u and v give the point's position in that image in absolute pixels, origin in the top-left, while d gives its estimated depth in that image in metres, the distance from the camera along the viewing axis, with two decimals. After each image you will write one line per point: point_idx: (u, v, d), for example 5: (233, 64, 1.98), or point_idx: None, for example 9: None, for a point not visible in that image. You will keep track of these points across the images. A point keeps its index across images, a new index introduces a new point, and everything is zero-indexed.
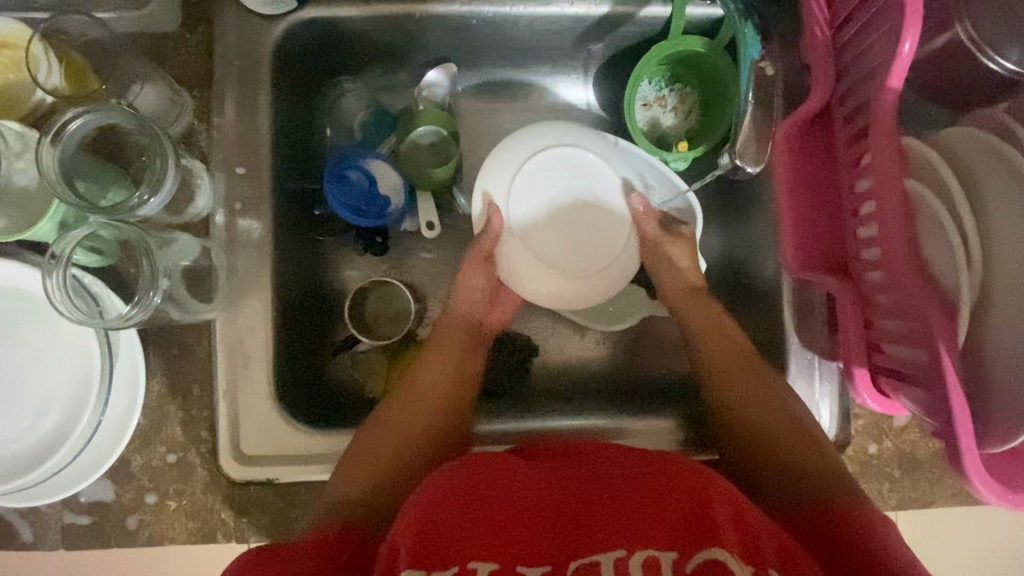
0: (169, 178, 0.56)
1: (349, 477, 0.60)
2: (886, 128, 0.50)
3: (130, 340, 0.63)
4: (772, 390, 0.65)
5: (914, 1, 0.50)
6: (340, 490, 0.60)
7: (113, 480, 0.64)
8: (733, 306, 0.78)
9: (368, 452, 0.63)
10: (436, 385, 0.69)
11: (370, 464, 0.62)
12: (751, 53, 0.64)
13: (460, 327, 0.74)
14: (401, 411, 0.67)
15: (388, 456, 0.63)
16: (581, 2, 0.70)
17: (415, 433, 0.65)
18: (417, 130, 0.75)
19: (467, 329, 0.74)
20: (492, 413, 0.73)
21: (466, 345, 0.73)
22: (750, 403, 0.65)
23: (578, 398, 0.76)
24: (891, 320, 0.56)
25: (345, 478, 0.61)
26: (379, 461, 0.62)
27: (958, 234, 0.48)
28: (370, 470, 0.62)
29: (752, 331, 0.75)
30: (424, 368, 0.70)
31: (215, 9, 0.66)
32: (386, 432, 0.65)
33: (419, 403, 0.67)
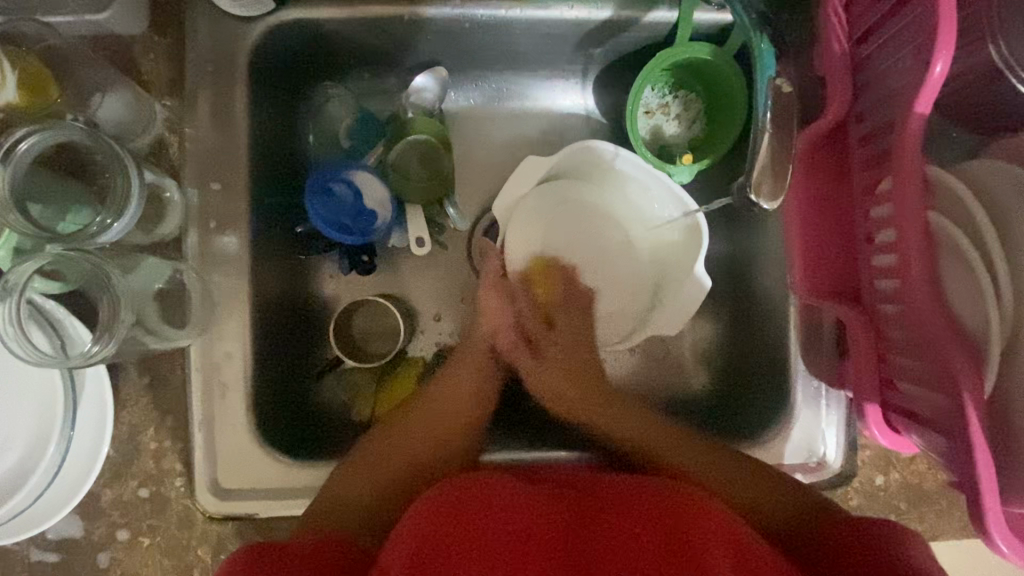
0: (133, 200, 0.53)
1: (347, 480, 0.59)
2: (911, 157, 0.46)
3: (96, 371, 0.59)
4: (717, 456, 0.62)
5: (947, 19, 0.45)
6: (336, 491, 0.58)
7: (81, 515, 0.60)
8: (732, 327, 0.75)
9: (373, 463, 0.61)
10: (449, 413, 0.66)
11: (370, 481, 0.60)
12: (768, 70, 0.60)
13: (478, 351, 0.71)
14: (410, 428, 0.64)
15: (391, 475, 0.61)
16: (581, 6, 0.65)
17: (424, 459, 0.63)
18: (408, 138, 0.71)
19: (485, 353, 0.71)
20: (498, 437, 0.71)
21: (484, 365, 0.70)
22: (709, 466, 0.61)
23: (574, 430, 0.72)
24: (906, 357, 0.53)
25: (343, 480, 0.59)
26: (383, 472, 0.61)
27: (988, 276, 0.44)
28: (376, 482, 0.60)
29: (757, 353, 0.72)
30: (438, 392, 0.67)
31: (186, 11, 0.61)
32: (388, 453, 0.62)
33: (425, 426, 0.65)
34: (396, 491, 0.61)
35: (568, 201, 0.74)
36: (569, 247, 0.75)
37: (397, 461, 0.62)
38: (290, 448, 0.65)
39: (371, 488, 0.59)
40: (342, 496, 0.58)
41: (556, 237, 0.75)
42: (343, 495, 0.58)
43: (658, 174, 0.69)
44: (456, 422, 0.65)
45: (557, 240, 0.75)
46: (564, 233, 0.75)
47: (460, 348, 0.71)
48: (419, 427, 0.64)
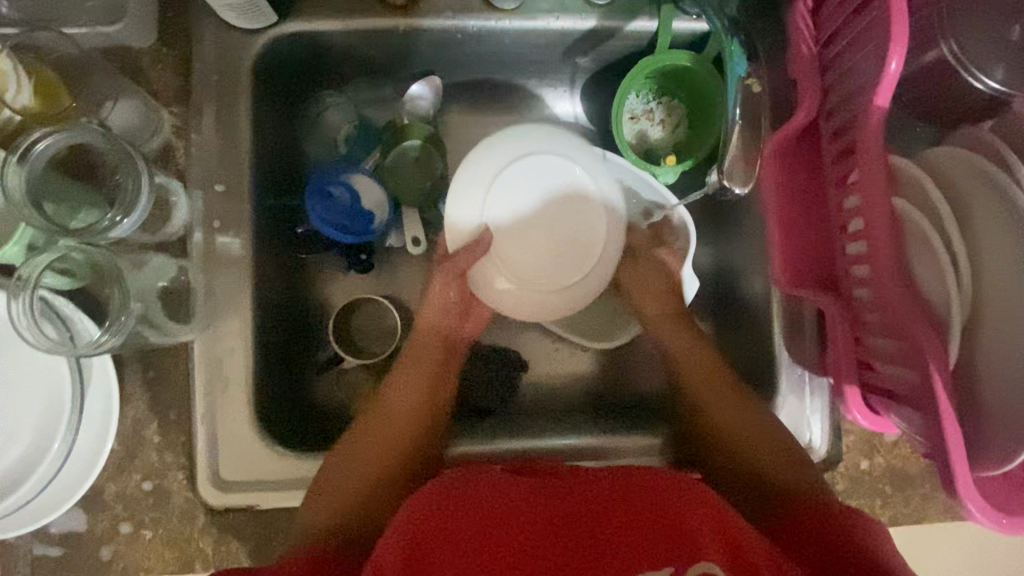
0: (143, 198, 0.55)
1: (314, 506, 0.58)
2: (874, 146, 0.50)
3: (102, 365, 0.61)
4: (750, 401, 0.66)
5: (900, 20, 0.49)
6: (304, 519, 0.58)
7: (85, 509, 0.61)
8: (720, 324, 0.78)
9: (336, 478, 0.61)
10: (401, 409, 0.66)
11: (346, 488, 0.60)
12: (738, 70, 0.63)
13: (431, 344, 0.71)
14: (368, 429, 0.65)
15: (363, 476, 0.62)
16: (566, 16, 0.69)
17: (393, 459, 0.63)
18: (405, 143, 0.73)
19: (441, 344, 0.71)
20: (462, 432, 0.72)
21: (434, 358, 0.70)
22: (727, 417, 0.65)
23: (545, 416, 0.75)
24: (881, 338, 0.55)
25: (310, 506, 0.59)
26: (350, 483, 0.61)
27: (948, 254, 0.47)
28: (341, 495, 0.60)
29: (747, 347, 0.74)
30: (387, 391, 0.67)
31: (192, 24, 0.65)
32: (354, 456, 0.62)
33: (385, 427, 0.65)
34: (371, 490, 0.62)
35: (542, 176, 0.69)
36: (524, 228, 0.69)
37: (364, 469, 0.62)
38: (287, 439, 0.66)
39: (339, 508, 0.59)
40: (313, 522, 0.58)
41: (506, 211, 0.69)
42: (313, 522, 0.58)
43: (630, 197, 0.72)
44: (413, 421, 0.66)
45: (516, 220, 0.69)
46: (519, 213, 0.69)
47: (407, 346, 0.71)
48: (381, 433, 0.65)
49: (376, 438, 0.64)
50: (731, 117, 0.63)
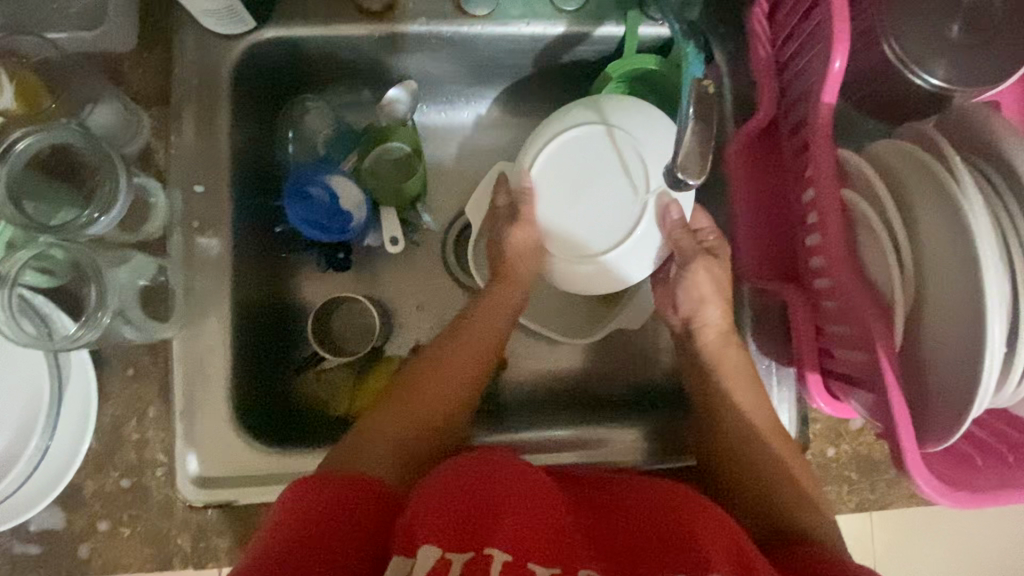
0: (121, 199, 0.57)
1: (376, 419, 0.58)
2: (823, 141, 0.52)
3: (81, 361, 0.62)
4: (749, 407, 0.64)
5: (841, 22, 0.52)
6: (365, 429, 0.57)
7: (63, 507, 0.62)
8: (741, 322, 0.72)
9: (403, 399, 0.60)
10: (465, 358, 0.63)
11: (397, 421, 0.58)
12: (693, 70, 0.64)
13: (510, 289, 0.68)
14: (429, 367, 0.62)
15: (429, 401, 0.60)
16: (537, 22, 0.71)
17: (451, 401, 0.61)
18: (387, 144, 0.75)
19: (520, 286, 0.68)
20: None
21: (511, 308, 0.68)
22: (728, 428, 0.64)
23: (533, 413, 0.76)
24: (839, 325, 0.57)
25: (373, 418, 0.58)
26: (418, 407, 0.59)
27: (891, 241, 0.50)
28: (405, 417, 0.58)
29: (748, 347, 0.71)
30: (461, 330, 0.65)
31: (172, 30, 0.66)
32: (411, 393, 0.60)
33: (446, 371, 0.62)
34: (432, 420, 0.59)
35: (601, 165, 0.67)
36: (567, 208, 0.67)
37: (432, 393, 0.60)
38: (267, 437, 0.67)
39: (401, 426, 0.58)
40: (372, 435, 0.56)
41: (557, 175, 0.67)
42: (372, 434, 0.57)
43: (639, 275, 0.68)
44: (481, 359, 0.64)
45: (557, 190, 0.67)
46: (563, 190, 0.67)
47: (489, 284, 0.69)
48: (456, 362, 0.63)
49: (450, 367, 0.62)
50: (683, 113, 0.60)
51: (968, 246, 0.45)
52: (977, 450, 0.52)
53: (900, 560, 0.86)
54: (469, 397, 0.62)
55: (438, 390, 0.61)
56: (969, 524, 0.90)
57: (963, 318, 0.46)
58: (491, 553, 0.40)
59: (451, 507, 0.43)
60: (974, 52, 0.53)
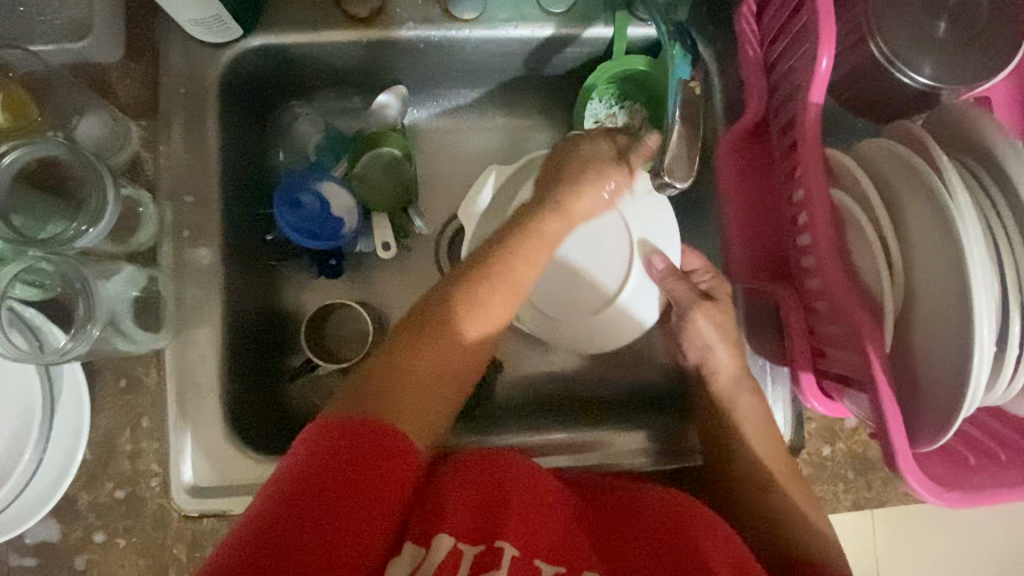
0: (108, 210, 0.57)
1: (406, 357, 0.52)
2: (812, 141, 0.52)
3: (73, 373, 0.62)
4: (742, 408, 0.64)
5: (827, 22, 0.52)
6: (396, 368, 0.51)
7: (58, 519, 0.62)
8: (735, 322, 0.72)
9: (435, 332, 0.53)
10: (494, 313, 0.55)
11: (428, 357, 0.52)
12: (679, 74, 0.65)
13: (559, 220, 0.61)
14: (453, 321, 0.54)
15: (463, 336, 0.54)
16: (525, 25, 0.71)
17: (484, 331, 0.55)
18: (379, 148, 0.74)
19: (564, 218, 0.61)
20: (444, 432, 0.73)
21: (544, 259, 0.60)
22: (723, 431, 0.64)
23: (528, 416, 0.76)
24: (830, 325, 0.57)
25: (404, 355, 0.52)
26: (451, 342, 0.53)
27: (879, 242, 0.50)
28: (440, 354, 0.53)
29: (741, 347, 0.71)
30: (504, 261, 0.57)
31: (159, 40, 0.66)
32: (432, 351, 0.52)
33: (473, 326, 0.54)
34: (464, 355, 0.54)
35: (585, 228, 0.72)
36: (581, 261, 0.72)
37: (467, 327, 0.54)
38: (260, 445, 0.67)
39: (433, 364, 0.52)
40: (404, 376, 0.51)
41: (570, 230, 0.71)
42: (404, 375, 0.51)
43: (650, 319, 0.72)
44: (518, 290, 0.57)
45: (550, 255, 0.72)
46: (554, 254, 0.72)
47: (531, 226, 0.59)
48: (493, 292, 0.56)
49: (485, 298, 0.55)
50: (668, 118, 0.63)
51: (954, 248, 0.44)
52: (969, 449, 0.52)
53: (900, 554, 0.86)
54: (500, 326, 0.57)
55: (471, 324, 0.54)
56: (966, 516, 0.90)
57: (951, 318, 0.46)
58: (501, 546, 0.45)
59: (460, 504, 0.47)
60: (961, 48, 0.53)
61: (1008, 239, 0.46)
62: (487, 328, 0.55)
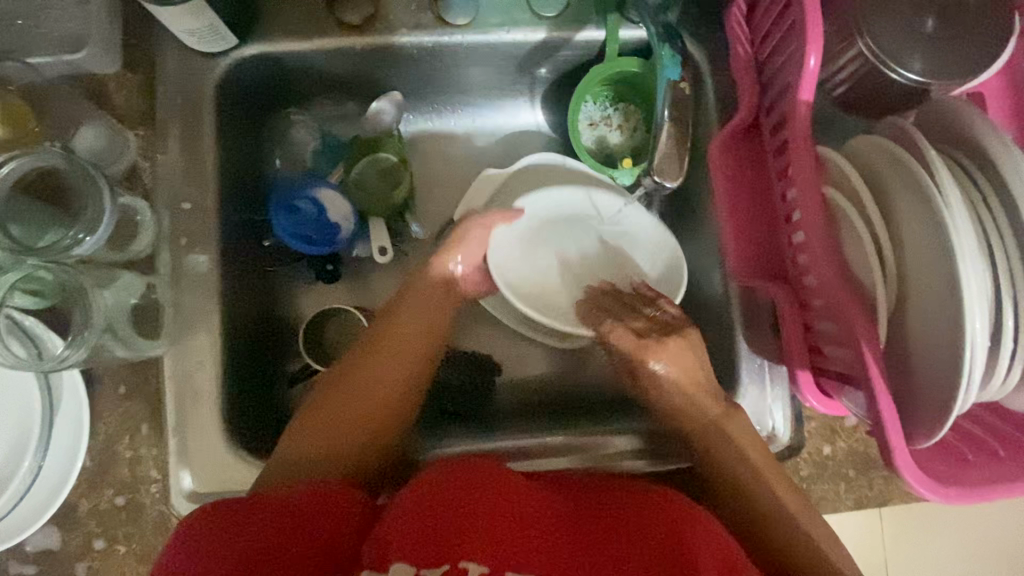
0: (105, 219, 0.58)
1: (297, 439, 0.59)
2: (803, 138, 0.52)
3: (73, 381, 0.62)
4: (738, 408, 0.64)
5: (814, 21, 0.52)
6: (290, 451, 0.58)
7: (58, 527, 0.62)
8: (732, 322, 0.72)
9: (325, 412, 0.60)
10: (387, 366, 0.62)
11: (315, 435, 0.59)
12: (669, 74, 0.66)
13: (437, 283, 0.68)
14: (345, 388, 0.61)
15: (350, 412, 0.60)
16: (517, 28, 0.71)
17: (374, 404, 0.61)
18: (372, 156, 0.75)
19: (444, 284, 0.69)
20: (442, 436, 0.73)
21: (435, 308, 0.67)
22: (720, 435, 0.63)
23: (528, 418, 0.76)
24: (826, 322, 0.56)
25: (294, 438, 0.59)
26: (341, 422, 0.60)
27: (871, 237, 0.50)
28: (326, 432, 0.59)
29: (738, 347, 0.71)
30: (381, 334, 0.64)
31: (155, 50, 0.67)
32: (332, 412, 0.60)
33: (365, 384, 0.61)
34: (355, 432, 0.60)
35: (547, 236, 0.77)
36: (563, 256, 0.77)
37: (352, 403, 0.60)
38: (258, 450, 0.67)
39: (320, 442, 0.59)
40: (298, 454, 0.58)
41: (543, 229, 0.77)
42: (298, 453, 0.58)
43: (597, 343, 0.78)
44: (400, 360, 0.63)
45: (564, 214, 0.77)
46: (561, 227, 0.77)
47: (409, 289, 0.67)
48: (371, 368, 0.62)
49: (365, 373, 0.62)
50: (659, 116, 0.66)
51: (946, 242, 0.44)
52: (968, 445, 0.52)
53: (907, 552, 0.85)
54: (393, 398, 0.62)
55: (356, 397, 0.61)
56: (978, 515, 0.88)
57: (943, 311, 0.45)
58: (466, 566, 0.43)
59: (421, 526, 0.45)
60: (951, 44, 0.53)
61: (999, 233, 0.46)
62: (372, 402, 0.61)
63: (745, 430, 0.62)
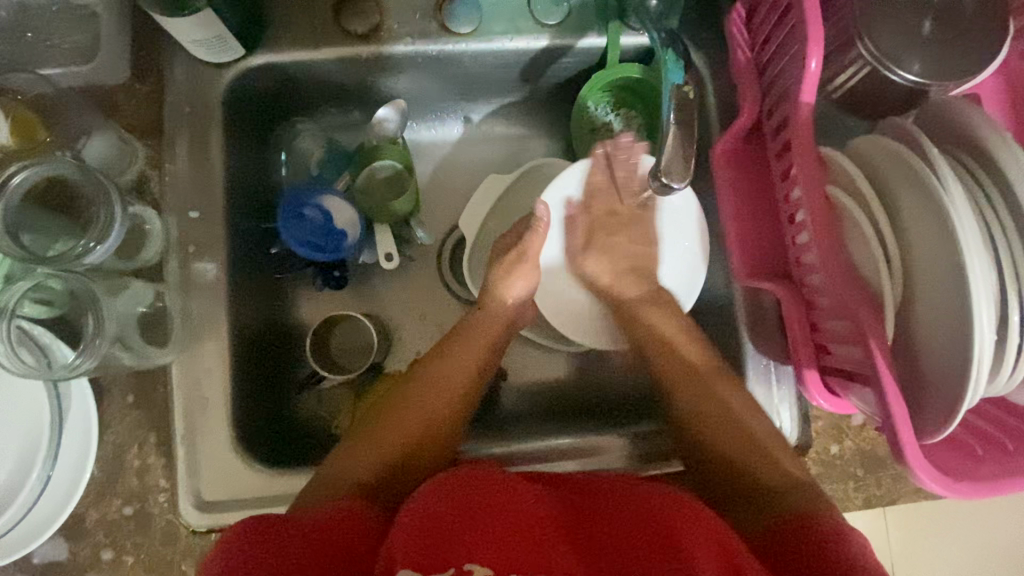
0: (116, 227, 0.58)
1: (355, 455, 0.60)
2: (805, 139, 0.53)
3: (81, 390, 0.62)
4: (747, 408, 0.64)
5: (815, 24, 0.53)
6: (343, 467, 0.59)
7: (66, 538, 0.62)
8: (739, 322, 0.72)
9: (383, 429, 0.62)
10: (438, 399, 0.65)
11: (369, 452, 0.60)
12: (672, 78, 0.66)
13: (499, 318, 0.72)
14: (405, 406, 0.64)
15: (408, 430, 0.62)
16: (520, 37, 0.72)
17: (432, 424, 0.64)
18: (374, 164, 0.75)
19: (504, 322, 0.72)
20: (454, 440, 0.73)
21: (488, 344, 0.70)
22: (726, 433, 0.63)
23: (537, 422, 0.77)
24: (833, 321, 0.57)
25: (352, 454, 0.60)
26: (400, 442, 0.62)
27: (877, 236, 0.50)
28: (383, 451, 0.61)
29: (744, 348, 0.72)
30: (443, 358, 0.68)
31: (164, 60, 0.68)
32: (379, 435, 0.62)
33: (422, 406, 0.64)
34: (408, 451, 0.62)
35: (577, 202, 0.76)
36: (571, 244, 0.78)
37: (414, 423, 0.63)
38: (267, 457, 0.67)
39: (379, 458, 0.60)
40: (354, 470, 0.59)
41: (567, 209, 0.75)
42: (354, 470, 0.59)
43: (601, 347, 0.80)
44: (458, 385, 0.67)
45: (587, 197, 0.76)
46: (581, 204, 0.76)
47: (469, 319, 0.71)
48: (432, 392, 0.65)
49: (427, 395, 0.65)
50: (664, 119, 0.64)
51: (951, 238, 0.45)
52: (977, 439, 0.52)
53: (915, 550, 0.85)
54: (450, 420, 0.65)
55: (418, 416, 0.63)
56: (985, 510, 0.88)
57: (950, 307, 0.46)
58: (470, 569, 0.43)
59: (427, 528, 0.45)
60: (948, 45, 0.54)
61: (1002, 229, 0.46)
62: (430, 423, 0.64)
63: (753, 429, 0.63)
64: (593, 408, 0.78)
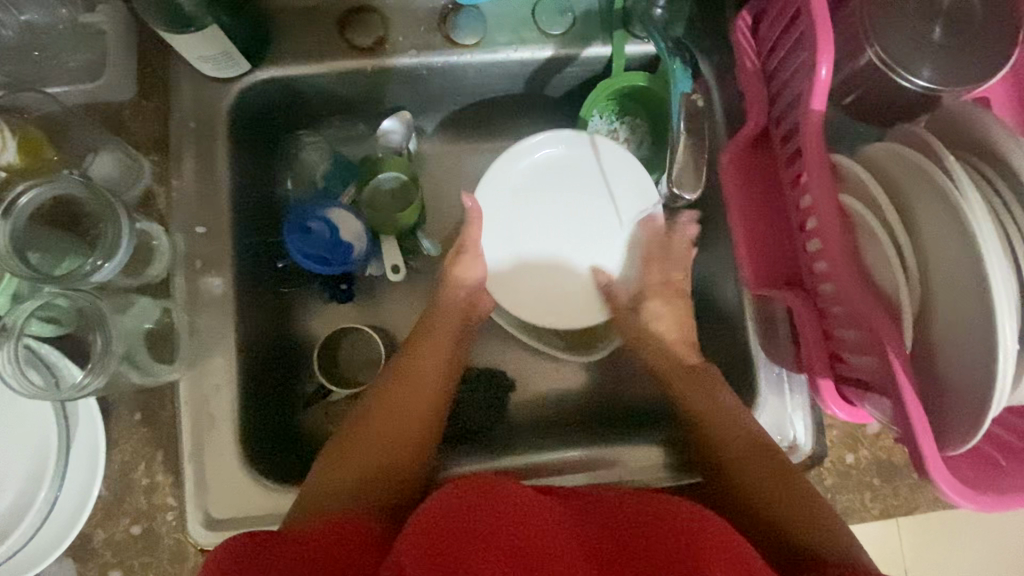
0: (122, 244, 0.58)
1: (331, 470, 0.59)
2: (816, 145, 0.52)
3: (88, 409, 0.62)
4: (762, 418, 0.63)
5: (825, 30, 0.52)
6: (322, 483, 0.59)
7: (74, 559, 0.61)
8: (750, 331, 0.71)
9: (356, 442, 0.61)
10: (413, 402, 0.64)
11: (347, 467, 0.60)
12: (681, 87, 0.65)
13: (454, 312, 0.72)
14: (374, 417, 0.63)
15: (380, 440, 0.62)
16: (525, 47, 0.72)
17: (405, 433, 0.63)
18: (379, 177, 0.75)
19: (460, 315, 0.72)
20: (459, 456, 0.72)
21: (448, 344, 0.69)
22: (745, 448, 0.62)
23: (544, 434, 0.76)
24: (848, 330, 0.56)
25: (327, 469, 0.60)
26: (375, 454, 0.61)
27: (892, 244, 0.50)
28: (360, 465, 0.60)
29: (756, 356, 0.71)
30: (406, 364, 0.67)
31: (170, 77, 0.68)
32: (355, 447, 0.61)
33: (392, 415, 0.63)
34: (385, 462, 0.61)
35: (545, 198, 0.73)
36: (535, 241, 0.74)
37: (386, 433, 0.62)
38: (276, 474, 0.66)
39: (356, 472, 0.59)
40: (331, 485, 0.58)
41: (553, 197, 0.74)
42: (331, 485, 0.58)
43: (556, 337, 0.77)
44: (428, 390, 0.66)
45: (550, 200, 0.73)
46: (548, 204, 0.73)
47: (424, 323, 0.71)
48: (401, 400, 0.64)
49: (396, 404, 0.64)
50: (674, 128, 0.64)
51: (969, 245, 0.44)
52: (997, 448, 0.51)
53: (933, 560, 0.84)
54: (425, 426, 0.64)
55: (389, 427, 0.62)
56: (1010, 515, 0.87)
57: (971, 316, 0.45)
58: None
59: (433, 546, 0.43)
60: (958, 50, 0.54)
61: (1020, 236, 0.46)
62: (403, 431, 0.63)
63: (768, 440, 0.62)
64: (600, 419, 0.77)
